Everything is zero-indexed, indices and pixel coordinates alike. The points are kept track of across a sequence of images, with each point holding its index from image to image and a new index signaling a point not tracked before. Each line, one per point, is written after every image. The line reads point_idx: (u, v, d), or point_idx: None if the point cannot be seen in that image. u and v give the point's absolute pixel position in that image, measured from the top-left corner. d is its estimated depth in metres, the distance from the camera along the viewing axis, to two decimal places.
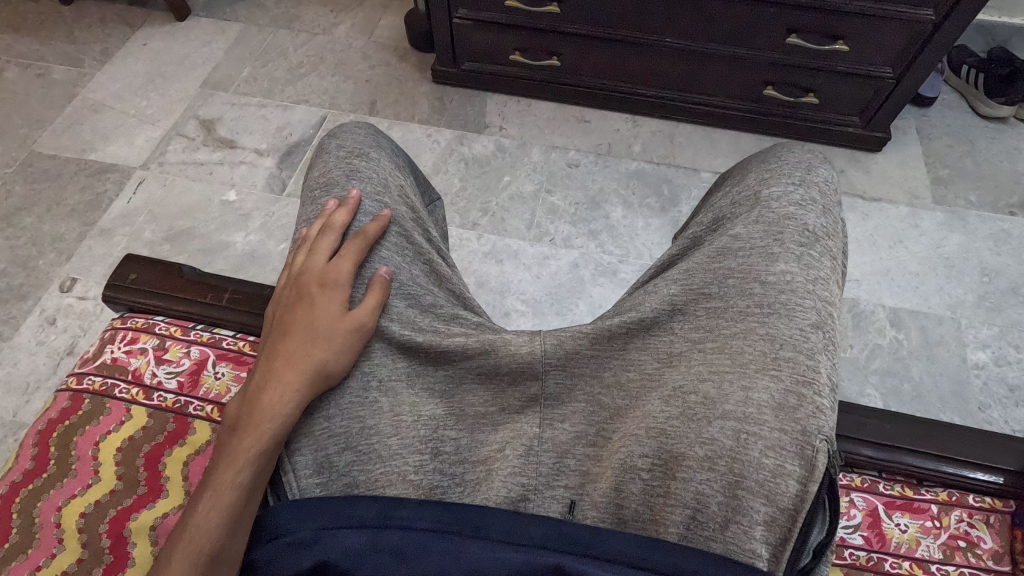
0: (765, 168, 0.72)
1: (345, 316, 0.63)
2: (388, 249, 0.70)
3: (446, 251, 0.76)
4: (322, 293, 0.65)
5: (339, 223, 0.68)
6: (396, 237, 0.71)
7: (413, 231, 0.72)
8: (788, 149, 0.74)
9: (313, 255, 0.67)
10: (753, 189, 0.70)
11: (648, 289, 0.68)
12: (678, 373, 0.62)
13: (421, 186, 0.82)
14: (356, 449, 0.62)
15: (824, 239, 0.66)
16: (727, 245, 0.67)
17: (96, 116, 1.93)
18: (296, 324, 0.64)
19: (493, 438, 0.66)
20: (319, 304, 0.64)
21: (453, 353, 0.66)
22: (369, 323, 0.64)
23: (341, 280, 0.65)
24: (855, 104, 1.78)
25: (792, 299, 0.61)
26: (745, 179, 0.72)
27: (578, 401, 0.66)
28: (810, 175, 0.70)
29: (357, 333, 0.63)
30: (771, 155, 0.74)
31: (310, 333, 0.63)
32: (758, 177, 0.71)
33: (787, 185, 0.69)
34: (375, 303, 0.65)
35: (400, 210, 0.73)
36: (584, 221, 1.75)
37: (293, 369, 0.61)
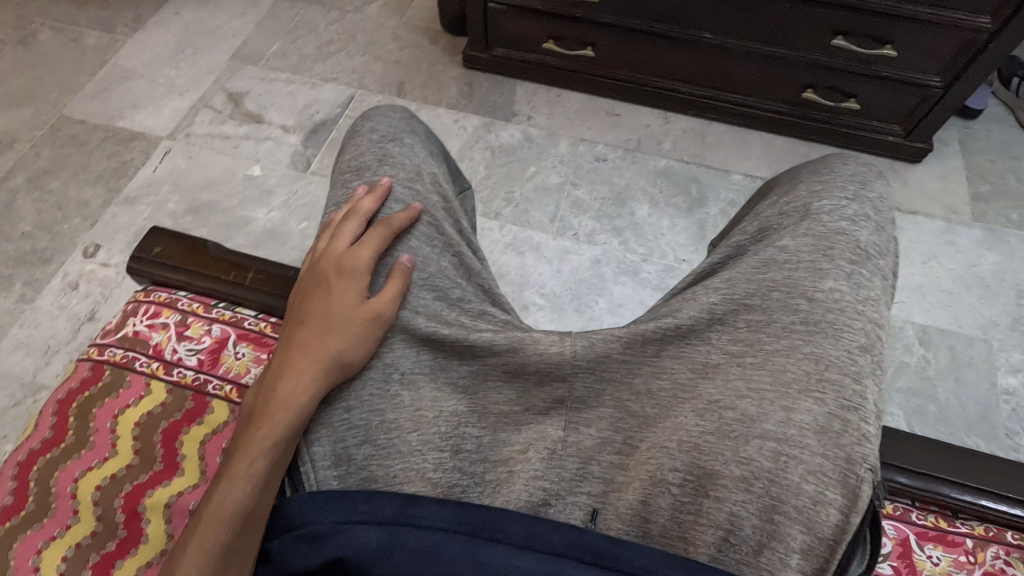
0: (818, 179, 0.69)
1: (363, 305, 0.61)
2: (417, 239, 0.67)
3: (476, 244, 0.74)
4: (340, 280, 0.62)
5: (364, 209, 0.66)
6: (425, 227, 0.68)
7: (443, 222, 0.70)
8: (841, 161, 0.71)
9: (334, 241, 0.65)
10: (802, 201, 0.67)
11: (687, 296, 0.66)
12: (714, 387, 0.60)
13: (454, 176, 0.80)
14: (374, 443, 0.60)
15: (876, 257, 0.63)
16: (773, 257, 0.64)
17: (126, 83, 1.93)
18: (313, 311, 0.62)
19: (515, 439, 0.64)
20: (337, 291, 0.62)
21: (480, 348, 0.64)
22: (388, 314, 0.62)
23: (360, 267, 0.63)
24: (896, 112, 1.72)
25: (841, 319, 0.59)
26: (795, 189, 0.69)
27: (605, 407, 0.64)
28: (864, 190, 0.67)
29: (374, 324, 0.61)
30: (823, 166, 0.71)
31: (326, 321, 0.60)
32: (809, 189, 0.68)
33: (841, 199, 0.66)
34: (394, 292, 0.62)
35: (432, 199, 0.71)
36: (609, 217, 1.72)
37: (309, 358, 0.58)
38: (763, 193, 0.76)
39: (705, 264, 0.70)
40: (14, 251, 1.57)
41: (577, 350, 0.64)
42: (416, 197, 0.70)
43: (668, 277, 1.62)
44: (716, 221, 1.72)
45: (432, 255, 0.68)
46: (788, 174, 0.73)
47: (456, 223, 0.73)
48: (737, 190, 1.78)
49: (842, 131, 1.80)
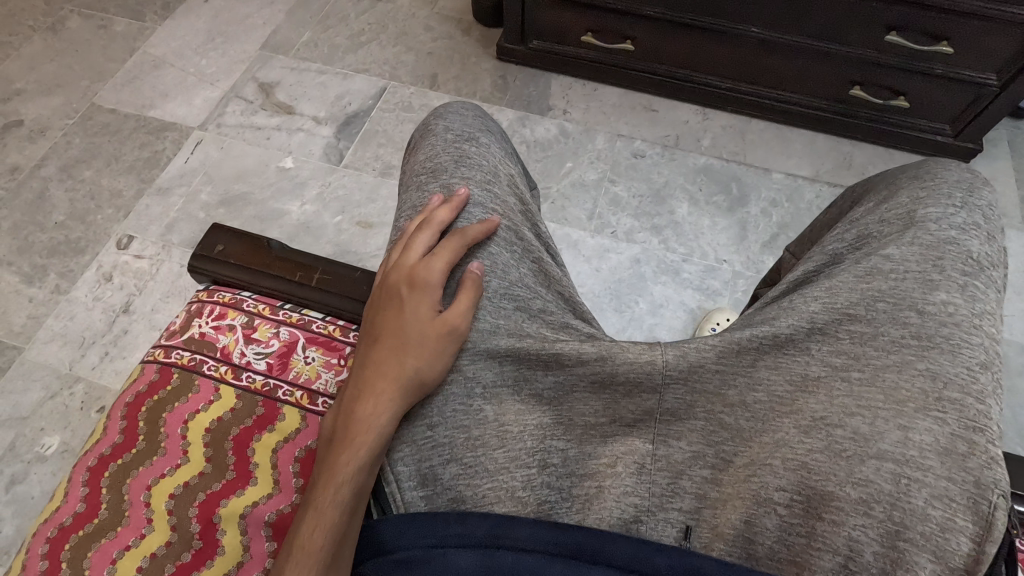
0: (922, 184, 0.64)
1: (437, 319, 0.56)
2: (497, 245, 0.64)
3: (554, 248, 0.70)
4: (412, 294, 0.58)
5: (437, 219, 0.61)
6: (505, 232, 0.65)
7: (522, 227, 0.67)
8: (945, 165, 0.66)
9: (405, 252, 0.61)
10: (906, 208, 0.63)
11: (784, 305, 0.62)
12: (818, 403, 0.56)
13: (525, 175, 0.76)
14: (460, 461, 0.56)
15: (989, 268, 0.59)
16: (878, 265, 0.60)
17: (156, 72, 1.90)
18: (387, 329, 0.57)
19: (602, 452, 0.60)
20: (408, 306, 0.57)
21: (567, 358, 0.59)
22: (464, 327, 0.57)
23: (433, 280, 0.58)
24: (947, 112, 1.67)
25: (957, 335, 0.55)
26: (895, 198, 0.64)
27: (697, 419, 0.60)
28: (972, 197, 0.62)
29: (450, 338, 0.56)
30: (925, 170, 0.66)
31: (401, 339, 0.56)
32: (912, 195, 0.64)
33: (949, 207, 0.61)
34: (468, 304, 0.58)
35: (510, 202, 0.67)
36: (648, 216, 1.68)
37: (385, 379, 0.55)
38: (854, 197, 0.72)
39: (801, 270, 0.65)
40: (48, 241, 1.55)
41: (669, 362, 0.59)
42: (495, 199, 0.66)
43: (709, 277, 1.58)
44: (757, 220, 1.68)
45: (513, 260, 0.64)
46: (883, 178, 0.69)
47: (532, 225, 0.69)
48: (778, 189, 1.73)
49: (889, 130, 1.75)
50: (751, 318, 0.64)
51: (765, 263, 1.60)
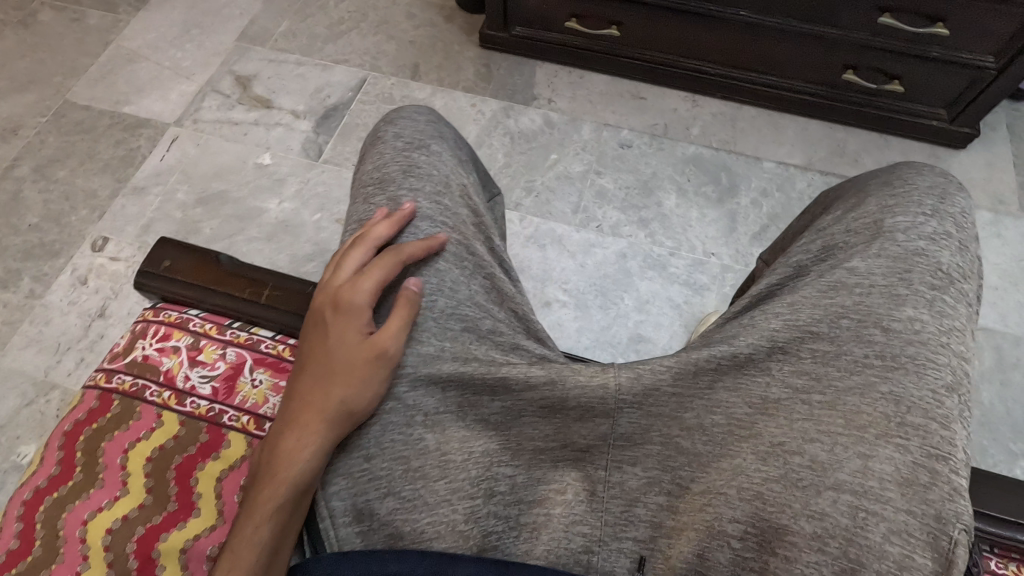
0: (893, 190, 0.61)
1: (364, 345, 0.54)
2: (445, 262, 0.61)
3: (509, 263, 0.67)
4: (339, 319, 0.56)
5: (369, 236, 0.59)
6: (455, 249, 0.62)
7: (473, 241, 0.64)
8: (916, 169, 0.63)
9: (335, 273, 0.58)
10: (874, 217, 0.59)
11: (744, 322, 0.59)
12: (777, 427, 0.54)
13: (479, 183, 0.73)
14: (399, 495, 0.54)
15: (960, 281, 0.56)
16: (842, 279, 0.57)
17: (131, 67, 1.86)
18: (314, 356, 0.55)
19: (553, 477, 0.59)
20: (336, 330, 0.55)
21: (514, 382, 0.58)
22: (393, 351, 0.55)
23: (360, 303, 0.56)
24: (943, 96, 1.61)
25: (923, 355, 0.52)
26: (864, 204, 0.61)
27: (652, 444, 0.57)
28: (944, 204, 0.59)
29: (380, 363, 0.54)
30: (895, 176, 0.63)
31: (328, 367, 0.54)
32: (880, 202, 0.60)
33: (917, 215, 0.58)
34: (399, 327, 0.55)
35: (462, 214, 0.64)
36: (634, 208, 1.64)
37: (311, 409, 0.53)
38: (825, 202, 0.68)
39: (765, 283, 0.62)
40: (22, 244, 1.53)
41: (623, 385, 0.57)
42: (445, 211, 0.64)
43: (697, 272, 1.55)
44: (747, 212, 1.63)
45: (463, 277, 0.62)
46: (855, 183, 0.65)
47: (483, 237, 0.66)
48: (769, 178, 1.69)
49: (883, 116, 1.69)
50: (713, 337, 0.61)
51: (754, 258, 1.56)
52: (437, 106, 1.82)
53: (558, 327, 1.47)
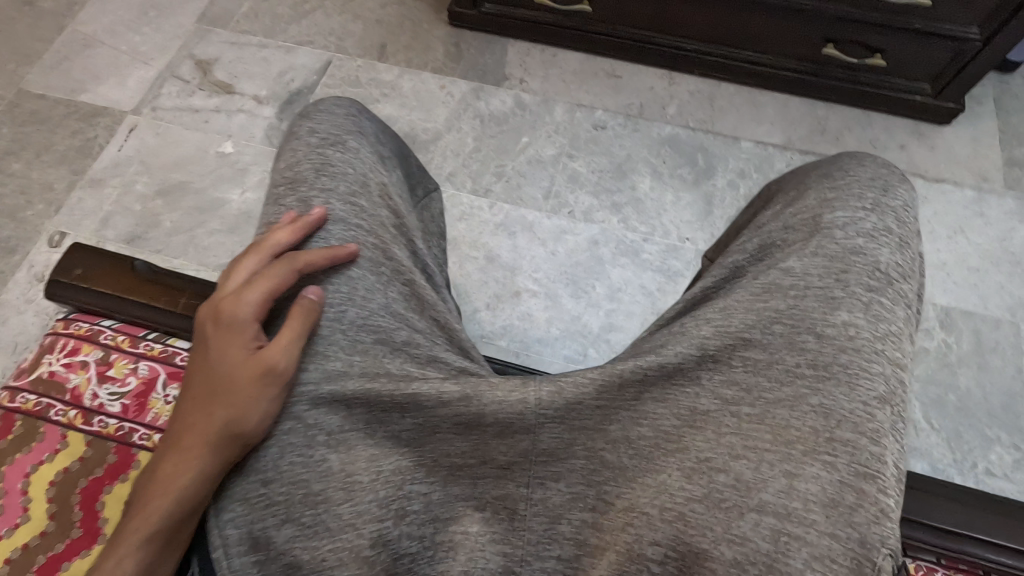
0: (830, 185, 0.58)
1: (247, 365, 0.52)
2: (360, 268, 0.59)
3: (431, 268, 0.65)
4: (222, 336, 0.53)
5: (261, 244, 0.56)
6: (370, 255, 0.59)
7: (392, 246, 0.61)
8: (857, 162, 0.60)
9: (224, 285, 0.56)
10: (811, 212, 0.56)
11: (674, 330, 0.56)
12: (704, 441, 0.51)
13: (403, 182, 0.70)
14: (297, 521, 0.52)
15: (898, 281, 0.53)
16: (778, 280, 0.53)
17: (87, 52, 1.79)
18: (199, 373, 0.54)
19: (471, 494, 0.56)
20: (220, 345, 0.53)
21: (425, 399, 0.55)
22: (279, 371, 0.52)
23: (244, 319, 0.53)
24: (927, 69, 1.55)
25: (856, 362, 0.49)
26: (803, 198, 0.58)
27: (576, 459, 0.55)
28: (885, 197, 0.56)
29: (266, 381, 0.52)
30: (836, 168, 0.60)
31: (214, 385, 0.53)
32: (819, 196, 0.57)
33: (858, 210, 0.55)
34: (286, 344, 0.53)
35: (381, 215, 0.61)
36: (608, 192, 1.59)
37: (196, 429, 0.52)
38: (768, 197, 0.65)
39: (698, 289, 0.59)
40: None
41: (543, 399, 0.55)
42: (362, 213, 0.61)
43: (671, 258, 1.51)
44: (723, 195, 1.58)
45: (379, 285, 0.59)
46: (796, 177, 0.62)
47: (403, 239, 0.63)
48: (747, 159, 1.63)
49: (866, 91, 1.63)
50: (644, 346, 0.57)
51: None
52: (405, 89, 1.76)
53: (527, 317, 1.44)
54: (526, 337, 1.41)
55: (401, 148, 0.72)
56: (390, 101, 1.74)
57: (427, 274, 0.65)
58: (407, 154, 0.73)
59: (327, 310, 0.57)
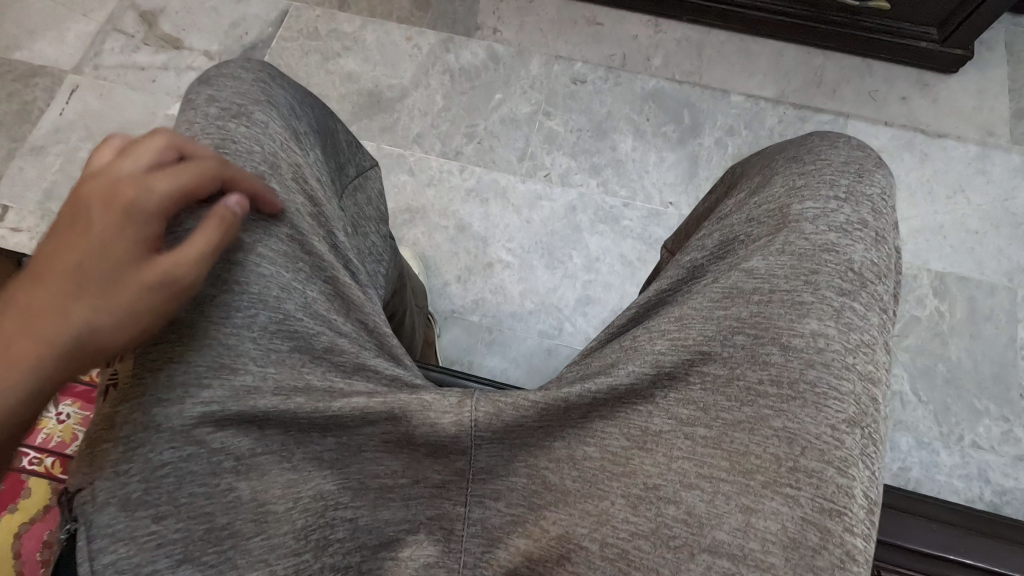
0: (793, 174, 0.51)
1: (139, 266, 0.42)
2: (273, 265, 0.49)
3: (355, 264, 0.57)
4: (106, 219, 0.42)
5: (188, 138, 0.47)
6: (284, 246, 0.50)
7: (313, 236, 0.52)
8: (829, 143, 0.53)
9: (120, 159, 0.44)
10: (778, 202, 0.50)
11: (625, 344, 0.49)
12: (653, 465, 0.44)
13: (327, 162, 0.61)
14: (199, 561, 0.44)
15: (873, 282, 0.45)
16: (739, 283, 0.47)
17: (20, 4, 1.64)
18: (63, 256, 0.42)
19: (400, 516, 0.50)
20: (107, 223, 0.42)
21: (347, 419, 0.48)
22: (178, 282, 0.43)
23: (144, 208, 0.43)
24: (934, 11, 1.42)
25: (825, 380, 0.42)
26: (769, 185, 0.52)
27: (518, 477, 0.49)
28: (860, 182, 0.50)
29: (158, 292, 0.42)
30: (805, 150, 0.53)
31: (84, 278, 0.42)
32: (787, 184, 0.51)
33: (828, 201, 0.48)
34: (195, 255, 0.43)
35: (296, 200, 0.52)
36: (587, 153, 1.49)
37: (55, 316, 0.41)
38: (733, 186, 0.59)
39: (651, 292, 0.52)
40: None
41: (481, 416, 0.48)
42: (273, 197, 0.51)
43: (652, 224, 1.42)
44: (710, 154, 1.48)
45: (296, 284, 0.50)
46: (762, 164, 0.56)
47: (323, 232, 0.54)
48: (737, 115, 1.52)
49: (867, 37, 1.50)
50: (595, 361, 0.50)
51: None
52: (368, 42, 1.62)
53: (500, 291, 1.36)
54: (498, 311, 1.35)
55: (331, 128, 0.64)
56: (352, 55, 1.60)
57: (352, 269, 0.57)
58: (337, 133, 0.65)
59: (233, 314, 0.47)
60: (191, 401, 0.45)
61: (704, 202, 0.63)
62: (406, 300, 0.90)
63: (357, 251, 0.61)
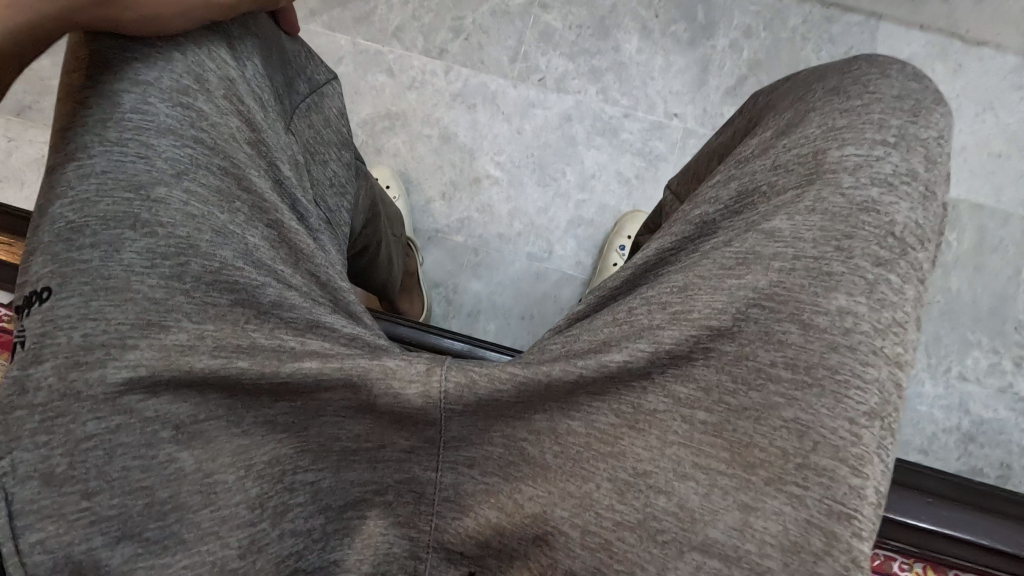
0: (833, 111, 0.45)
1: None
2: (198, 201, 0.41)
3: (299, 196, 0.47)
4: None
5: None
6: (211, 178, 0.41)
7: (253, 171, 0.43)
8: (881, 70, 0.46)
9: None
10: (812, 146, 0.43)
11: (620, 317, 0.44)
12: (645, 449, 0.40)
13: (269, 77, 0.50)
14: (141, 536, 0.38)
15: (916, 248, 0.40)
16: (759, 247, 0.41)
17: None
18: None
19: (366, 477, 0.45)
20: None
21: (297, 385, 0.40)
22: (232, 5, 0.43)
23: None
24: None
25: (851, 368, 0.37)
26: (801, 125, 0.45)
27: (493, 446, 0.44)
28: (914, 126, 0.43)
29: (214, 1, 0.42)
30: (852, 81, 0.46)
31: None
32: (824, 124, 0.44)
33: (874, 146, 0.42)
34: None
35: (233, 124, 0.43)
36: (587, 55, 1.33)
37: None
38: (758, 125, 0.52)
39: (651, 249, 0.47)
40: None
41: (452, 389, 0.41)
42: (199, 120, 0.42)
43: (653, 138, 1.30)
44: (723, 59, 1.33)
45: (234, 229, 0.41)
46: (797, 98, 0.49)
47: (261, 162, 0.45)
48: (757, 12, 1.34)
49: None
50: (585, 335, 0.44)
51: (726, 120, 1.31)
52: None
53: (488, 209, 1.28)
54: (485, 232, 1.27)
55: (276, 32, 0.52)
56: None
57: (299, 212, 0.47)
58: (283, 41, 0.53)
59: (159, 263, 0.39)
60: (116, 364, 0.38)
61: (723, 142, 0.58)
62: (381, 228, 0.83)
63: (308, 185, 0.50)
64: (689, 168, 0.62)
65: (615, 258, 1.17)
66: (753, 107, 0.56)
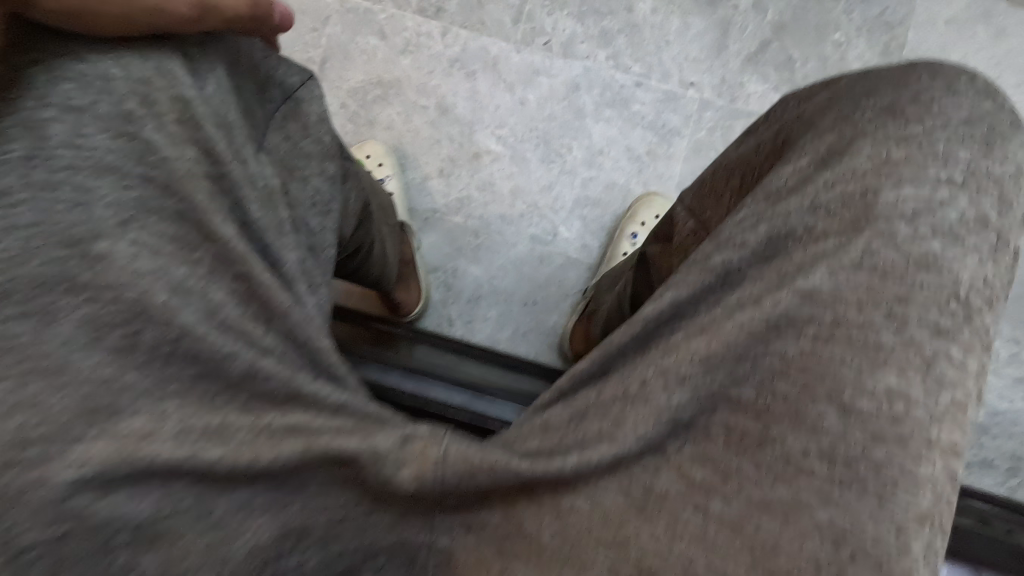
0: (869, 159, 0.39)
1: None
2: (149, 260, 0.38)
3: (273, 239, 0.45)
4: None
5: None
6: (162, 229, 0.39)
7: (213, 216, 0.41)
8: (943, 86, 0.39)
9: None
10: (861, 188, 0.37)
11: (630, 392, 0.37)
12: (651, 538, 0.35)
13: (237, 95, 0.47)
14: None
15: (980, 311, 0.34)
16: (793, 310, 0.35)
17: None
18: None
19: (354, 549, 0.40)
20: None
21: (277, 467, 0.38)
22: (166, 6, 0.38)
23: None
24: None
25: (898, 463, 0.32)
26: (849, 155, 0.38)
27: (492, 516, 0.39)
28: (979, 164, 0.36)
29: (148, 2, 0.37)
30: (909, 99, 0.39)
31: None
32: (875, 157, 0.37)
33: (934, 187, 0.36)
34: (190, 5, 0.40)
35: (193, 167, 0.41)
36: (597, 15, 1.22)
37: None
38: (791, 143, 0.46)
39: (663, 302, 0.40)
40: None
41: (445, 462, 0.38)
42: (147, 155, 0.39)
43: (667, 110, 1.21)
44: (745, 20, 1.22)
45: (195, 283, 0.39)
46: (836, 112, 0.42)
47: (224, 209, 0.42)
48: None
49: None
50: (591, 411, 0.38)
51: (746, 90, 1.21)
52: None
53: (488, 187, 1.20)
54: (486, 213, 1.20)
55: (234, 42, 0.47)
56: None
57: (270, 259, 0.45)
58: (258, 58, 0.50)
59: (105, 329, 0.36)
60: (63, 463, 0.33)
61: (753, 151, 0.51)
62: (374, 224, 0.76)
63: (281, 219, 0.47)
64: (708, 177, 0.56)
65: (626, 246, 1.12)
66: (781, 115, 0.49)
